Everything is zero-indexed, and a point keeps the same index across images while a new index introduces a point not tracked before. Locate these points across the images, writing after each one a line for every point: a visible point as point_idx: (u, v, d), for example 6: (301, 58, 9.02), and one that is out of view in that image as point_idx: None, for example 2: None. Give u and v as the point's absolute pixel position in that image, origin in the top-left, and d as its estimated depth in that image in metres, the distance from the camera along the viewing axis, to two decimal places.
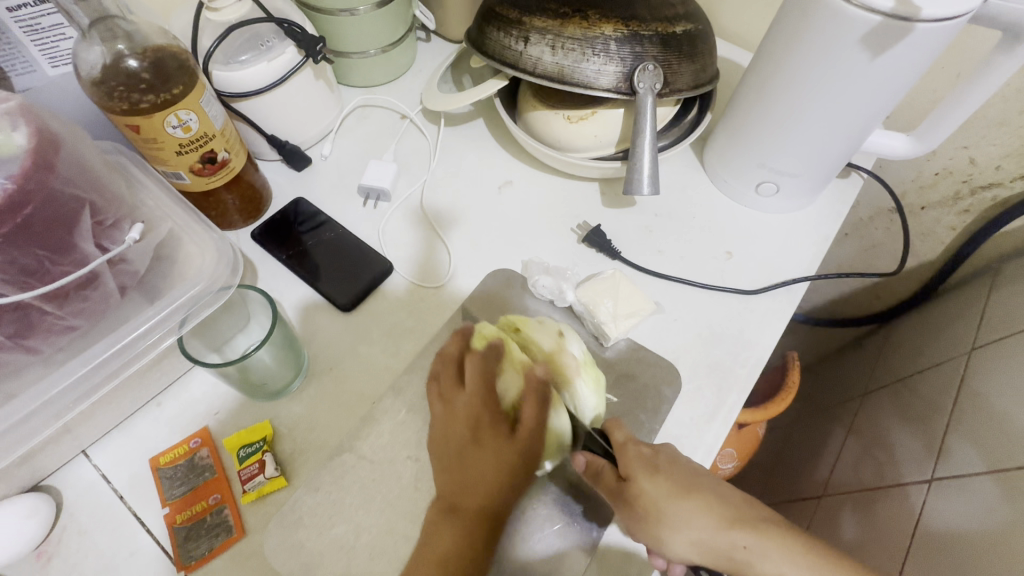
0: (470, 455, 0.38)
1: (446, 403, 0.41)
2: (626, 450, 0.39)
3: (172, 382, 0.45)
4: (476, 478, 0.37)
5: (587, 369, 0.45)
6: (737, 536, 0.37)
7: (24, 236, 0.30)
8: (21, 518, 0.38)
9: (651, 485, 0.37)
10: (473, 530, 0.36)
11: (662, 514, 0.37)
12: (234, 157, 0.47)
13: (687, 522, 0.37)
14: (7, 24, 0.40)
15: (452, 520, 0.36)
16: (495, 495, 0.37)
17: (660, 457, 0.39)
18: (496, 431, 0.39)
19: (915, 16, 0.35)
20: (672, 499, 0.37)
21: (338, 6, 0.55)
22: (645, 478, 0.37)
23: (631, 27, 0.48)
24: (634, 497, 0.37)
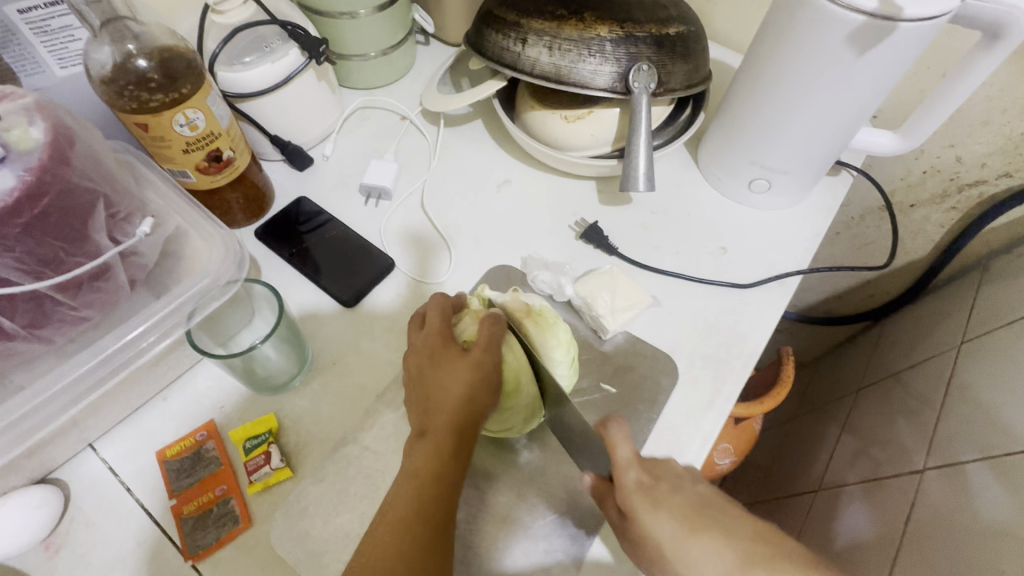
0: (432, 375, 0.38)
1: (413, 342, 0.42)
2: (624, 477, 0.38)
3: (178, 376, 0.46)
4: (442, 397, 0.37)
5: (540, 315, 0.45)
6: None
7: (40, 227, 0.30)
8: (30, 509, 0.38)
9: (653, 520, 0.36)
10: (444, 446, 0.36)
11: (666, 553, 0.35)
12: (239, 156, 0.48)
13: (693, 560, 0.35)
14: (18, 26, 0.41)
15: (423, 442, 0.36)
16: (461, 409, 0.37)
17: (663, 484, 0.38)
18: (452, 355, 0.39)
19: (898, 16, 0.37)
20: (676, 539, 0.35)
21: (340, 10, 0.56)
22: (647, 513, 0.36)
23: (626, 28, 0.49)
24: (637, 534, 0.37)
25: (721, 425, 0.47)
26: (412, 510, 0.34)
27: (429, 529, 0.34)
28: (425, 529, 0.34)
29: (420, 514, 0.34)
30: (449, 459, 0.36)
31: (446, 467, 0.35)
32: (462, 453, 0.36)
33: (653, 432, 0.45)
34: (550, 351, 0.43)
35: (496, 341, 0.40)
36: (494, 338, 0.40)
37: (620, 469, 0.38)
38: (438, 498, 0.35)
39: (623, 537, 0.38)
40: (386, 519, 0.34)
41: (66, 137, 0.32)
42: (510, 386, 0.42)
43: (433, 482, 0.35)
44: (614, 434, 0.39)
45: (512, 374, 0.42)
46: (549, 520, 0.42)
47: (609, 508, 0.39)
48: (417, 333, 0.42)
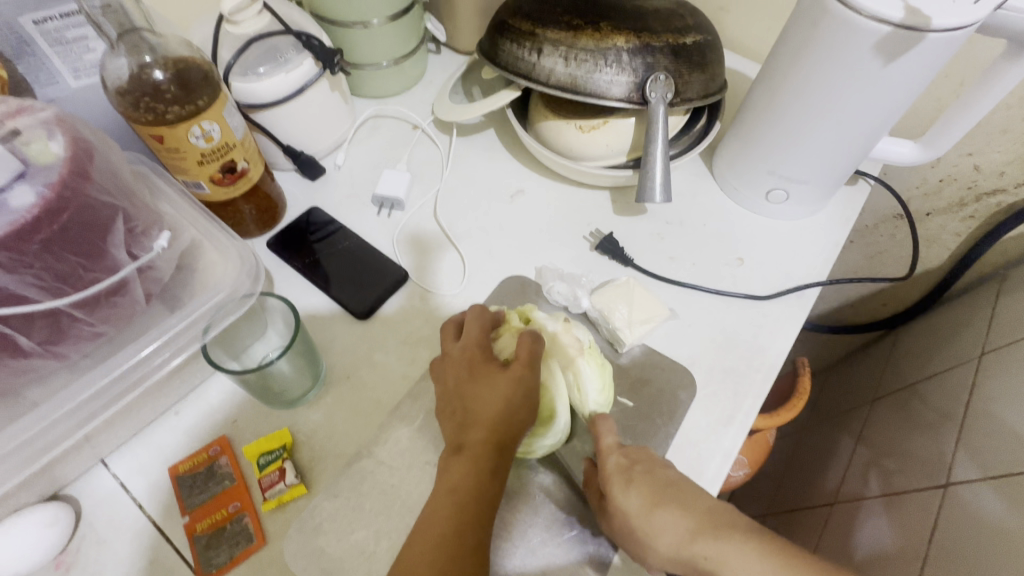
0: (470, 389, 0.38)
1: (447, 354, 0.41)
2: (605, 461, 0.39)
3: (191, 390, 0.45)
4: (481, 411, 0.37)
5: (590, 354, 0.45)
6: (699, 548, 0.35)
7: (59, 243, 0.30)
8: (40, 528, 0.37)
9: (624, 497, 0.37)
10: (482, 461, 0.35)
11: (635, 527, 0.36)
12: (253, 167, 0.48)
13: (656, 532, 0.36)
14: (34, 38, 0.40)
15: (460, 457, 0.35)
16: (501, 424, 0.36)
17: (640, 462, 0.39)
18: (491, 369, 0.39)
19: (925, 26, 0.36)
20: (643, 511, 0.36)
21: (352, 19, 0.56)
22: (620, 492, 0.37)
23: (642, 38, 0.49)
24: (613, 511, 0.38)
25: (741, 440, 0.46)
26: (449, 525, 0.33)
27: (465, 544, 0.33)
28: (463, 546, 0.33)
29: (459, 529, 0.33)
30: (489, 476, 0.35)
31: (481, 482, 0.35)
32: (500, 469, 0.36)
33: (672, 447, 0.45)
34: (589, 385, 0.43)
35: (535, 357, 0.40)
36: (533, 354, 0.40)
37: (603, 452, 0.40)
38: (475, 515, 0.34)
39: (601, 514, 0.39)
40: (422, 531, 0.33)
41: (86, 151, 0.32)
42: (546, 410, 0.42)
43: (471, 497, 0.34)
44: (602, 426, 0.41)
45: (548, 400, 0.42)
46: (569, 537, 0.41)
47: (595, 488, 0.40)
48: (451, 345, 0.42)
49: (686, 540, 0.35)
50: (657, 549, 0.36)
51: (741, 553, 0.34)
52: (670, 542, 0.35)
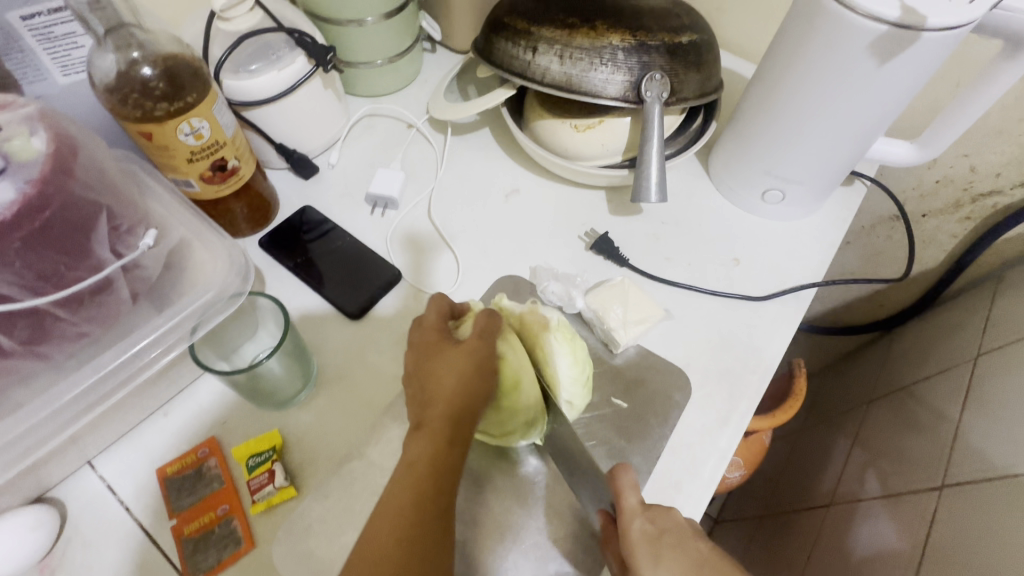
0: (426, 368, 0.37)
1: (410, 341, 0.41)
2: (628, 526, 0.36)
3: (180, 390, 0.45)
4: (435, 387, 0.36)
5: (560, 330, 0.44)
6: None
7: (41, 240, 0.29)
8: (25, 531, 0.37)
9: (653, 572, 0.34)
10: (439, 436, 0.34)
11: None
12: (244, 165, 0.47)
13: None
14: (21, 33, 0.40)
15: (417, 435, 0.35)
16: (456, 399, 0.36)
17: (667, 527, 0.36)
18: (446, 345, 0.38)
19: (921, 25, 0.36)
20: None
21: (346, 17, 0.56)
22: (649, 567, 0.35)
23: (638, 37, 0.48)
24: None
25: (737, 442, 0.45)
26: (409, 503, 0.32)
27: (429, 521, 0.32)
28: (424, 521, 0.32)
29: (419, 506, 0.32)
30: (447, 450, 0.34)
31: (440, 458, 0.34)
32: (457, 443, 0.35)
33: (667, 449, 0.44)
34: (560, 359, 0.43)
35: (489, 331, 0.39)
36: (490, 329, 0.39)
37: (626, 516, 0.36)
38: (436, 491, 0.33)
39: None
40: (383, 512, 0.33)
41: (70, 148, 0.31)
42: (509, 381, 0.41)
43: (428, 474, 0.33)
44: (623, 482, 0.38)
45: (511, 371, 0.41)
46: (562, 539, 0.41)
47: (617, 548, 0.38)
48: (413, 331, 0.41)
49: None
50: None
51: None
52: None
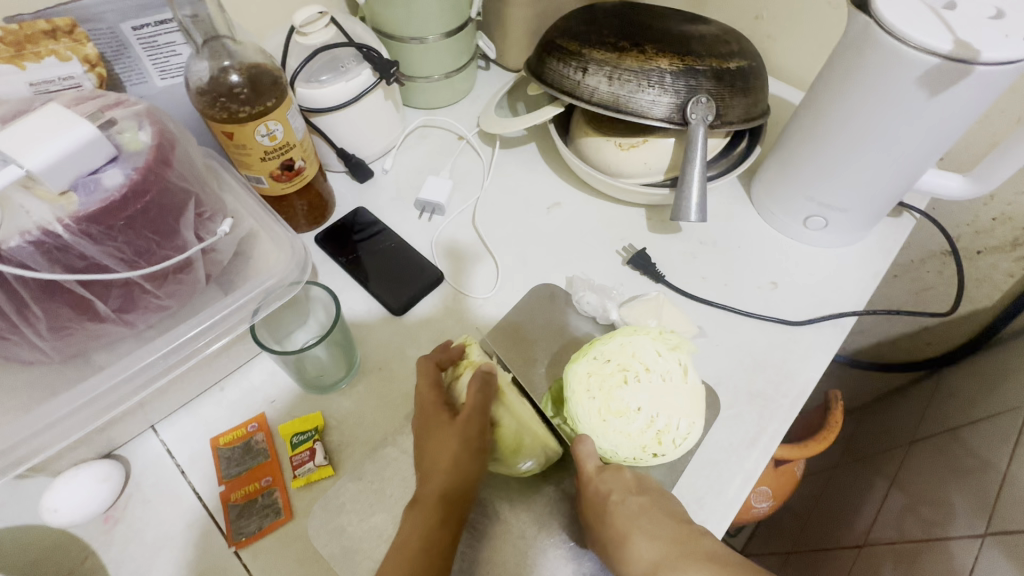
0: (426, 443, 0.40)
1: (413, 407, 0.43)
2: (586, 488, 0.40)
3: (235, 369, 0.48)
4: (432, 462, 0.39)
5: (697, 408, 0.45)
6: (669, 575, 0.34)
7: (141, 222, 0.33)
8: (97, 482, 0.41)
9: (601, 520, 0.38)
10: (432, 513, 0.37)
11: (609, 549, 0.37)
12: (308, 166, 0.51)
13: (627, 554, 0.36)
14: (130, 41, 0.45)
15: (413, 511, 0.37)
16: (449, 477, 0.38)
17: (623, 490, 0.39)
18: (441, 418, 0.40)
19: (975, 59, 0.36)
20: (620, 534, 0.37)
21: (409, 34, 0.60)
22: (599, 517, 0.38)
23: (686, 62, 0.50)
24: (595, 535, 0.38)
25: (764, 465, 0.45)
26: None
27: None
28: None
29: None
30: (438, 528, 0.36)
31: (433, 532, 0.36)
32: (451, 520, 0.37)
33: (692, 464, 0.44)
34: (685, 438, 0.43)
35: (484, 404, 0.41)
36: (484, 402, 0.41)
37: (585, 481, 0.40)
38: (429, 568, 0.35)
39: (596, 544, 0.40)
40: None
41: (169, 141, 0.35)
42: (509, 446, 0.42)
43: (420, 552, 0.35)
44: (581, 451, 0.41)
45: (511, 435, 0.43)
46: (581, 541, 0.42)
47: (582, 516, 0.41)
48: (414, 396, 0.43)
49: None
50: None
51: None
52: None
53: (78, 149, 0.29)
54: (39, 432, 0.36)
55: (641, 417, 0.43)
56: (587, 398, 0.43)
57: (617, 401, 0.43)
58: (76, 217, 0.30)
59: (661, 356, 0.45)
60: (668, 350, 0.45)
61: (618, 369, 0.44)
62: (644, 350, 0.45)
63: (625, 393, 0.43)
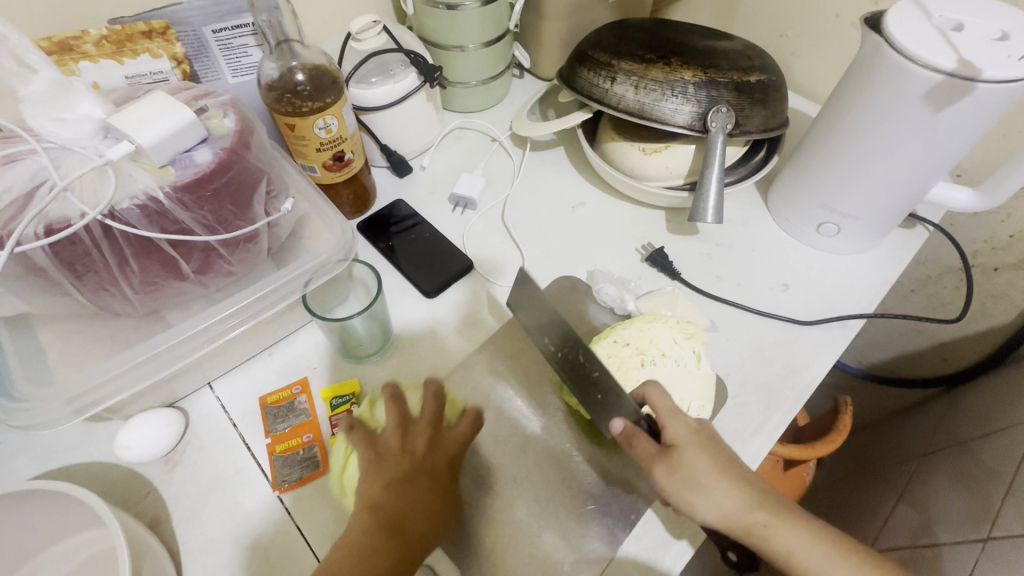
0: (431, 492, 0.43)
1: (422, 435, 0.45)
2: (670, 425, 0.41)
3: (283, 337, 0.53)
4: (432, 514, 0.42)
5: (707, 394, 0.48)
6: (758, 515, 0.40)
7: (223, 194, 0.38)
8: (163, 426, 0.46)
9: (693, 456, 0.40)
10: (408, 559, 0.39)
11: (699, 484, 0.39)
12: (356, 158, 0.56)
13: (718, 494, 0.39)
14: (210, 43, 0.51)
15: (396, 542, 0.39)
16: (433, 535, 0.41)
17: (703, 435, 0.41)
18: (450, 478, 0.44)
19: (977, 77, 0.39)
20: (712, 473, 0.39)
21: (452, 43, 0.66)
22: (689, 452, 0.40)
23: (708, 74, 0.54)
24: (676, 465, 0.40)
25: (768, 451, 0.48)
26: None
27: None
28: None
29: None
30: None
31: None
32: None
33: None
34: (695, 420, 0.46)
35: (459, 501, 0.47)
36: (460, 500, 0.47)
37: (668, 417, 0.41)
38: None
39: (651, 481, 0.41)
40: None
41: (250, 126, 0.40)
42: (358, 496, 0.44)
43: None
44: (654, 392, 0.43)
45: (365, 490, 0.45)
46: (590, 509, 0.45)
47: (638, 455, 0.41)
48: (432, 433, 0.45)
49: (738, 518, 0.39)
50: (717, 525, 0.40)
51: (792, 527, 0.40)
52: (725, 521, 0.40)
53: (181, 128, 0.35)
54: (120, 376, 0.42)
55: None
56: None
57: (633, 381, 0.47)
58: (174, 186, 0.35)
59: (676, 344, 0.48)
60: (685, 339, 0.48)
61: (635, 352, 0.48)
62: (661, 337, 0.48)
63: (641, 374, 0.47)
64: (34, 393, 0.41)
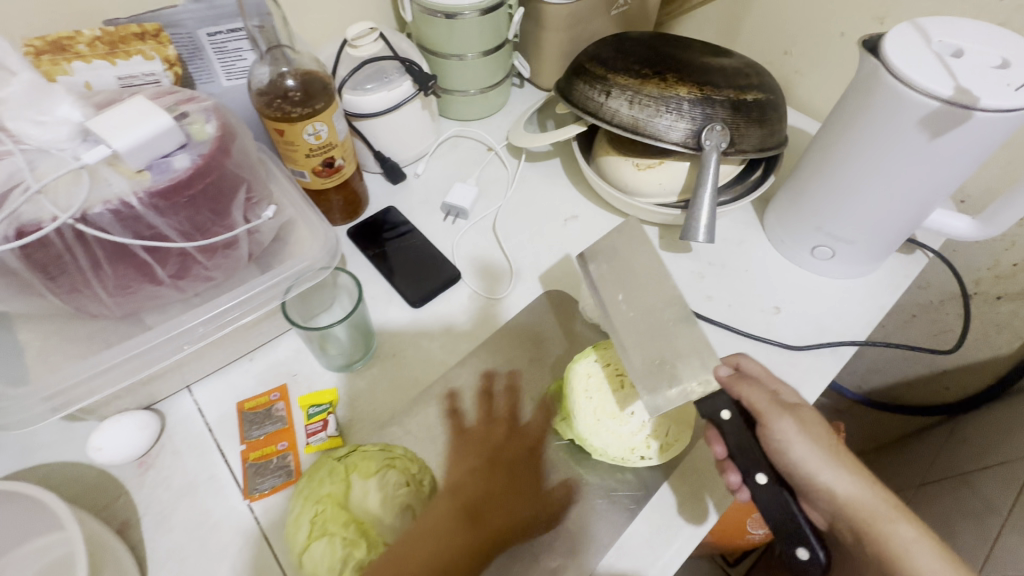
0: (512, 477, 0.46)
1: (506, 423, 0.49)
2: (779, 389, 0.43)
3: (264, 342, 0.53)
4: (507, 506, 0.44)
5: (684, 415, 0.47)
6: (885, 500, 0.39)
7: (199, 201, 0.38)
8: (135, 429, 0.46)
9: (814, 417, 0.41)
10: (481, 544, 0.42)
11: (825, 440, 0.40)
12: (347, 165, 0.56)
13: (843, 458, 0.39)
14: (205, 46, 0.52)
15: (474, 526, 0.42)
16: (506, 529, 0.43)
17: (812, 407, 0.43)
18: (527, 463, 0.47)
19: (973, 105, 0.38)
20: (836, 438, 0.41)
21: (451, 51, 0.65)
22: (809, 412, 0.42)
23: (704, 91, 0.53)
24: (801, 418, 0.40)
25: None
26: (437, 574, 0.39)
27: None
28: None
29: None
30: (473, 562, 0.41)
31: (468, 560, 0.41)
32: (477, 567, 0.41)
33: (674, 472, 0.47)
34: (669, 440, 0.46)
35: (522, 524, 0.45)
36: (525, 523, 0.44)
37: (781, 382, 0.44)
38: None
39: (763, 431, 0.40)
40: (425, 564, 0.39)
41: (231, 133, 0.40)
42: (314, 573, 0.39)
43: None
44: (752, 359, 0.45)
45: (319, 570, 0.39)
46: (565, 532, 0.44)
47: (750, 397, 0.41)
48: (509, 423, 0.49)
49: (861, 493, 0.39)
50: (833, 495, 0.38)
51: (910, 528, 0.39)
52: (846, 493, 0.38)
53: (158, 135, 0.35)
54: (94, 377, 0.41)
55: (634, 420, 0.46)
56: (584, 398, 0.46)
57: (612, 403, 0.46)
58: (148, 191, 0.35)
59: None
60: None
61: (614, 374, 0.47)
62: None
63: (620, 397, 0.46)
64: (9, 391, 0.41)
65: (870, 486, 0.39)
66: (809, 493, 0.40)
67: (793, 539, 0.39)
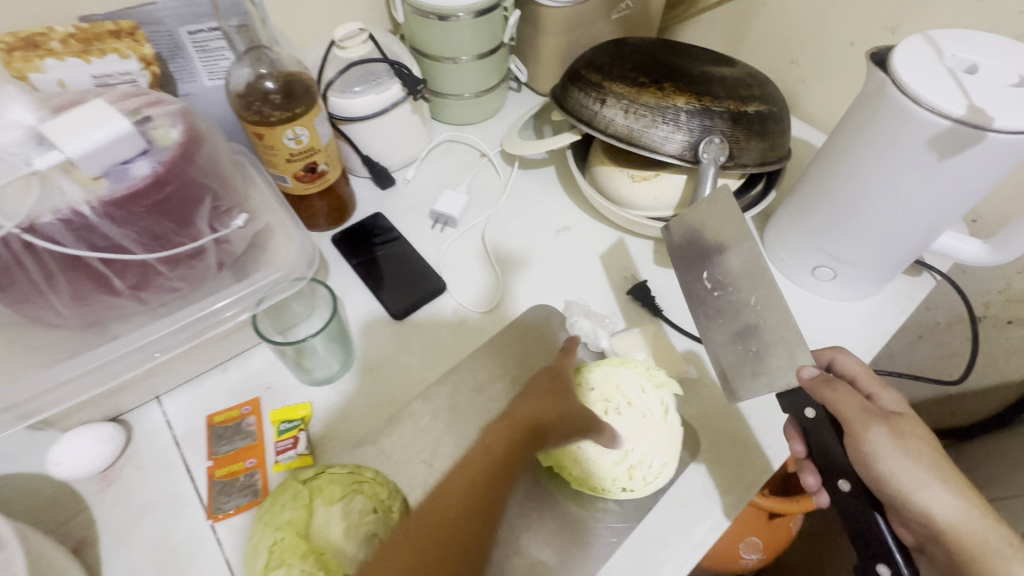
0: (540, 390, 0.43)
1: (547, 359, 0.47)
2: (879, 393, 0.42)
3: (238, 352, 0.51)
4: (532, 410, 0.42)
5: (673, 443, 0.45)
6: (991, 529, 0.36)
7: (159, 210, 0.36)
8: (98, 442, 0.44)
9: (918, 428, 0.39)
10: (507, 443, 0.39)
11: (925, 456, 0.37)
12: (331, 170, 0.54)
13: (943, 477, 0.37)
14: (185, 44, 0.50)
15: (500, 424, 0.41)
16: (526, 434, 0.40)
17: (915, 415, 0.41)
18: (559, 383, 0.44)
19: (987, 126, 0.35)
20: (941, 455, 0.38)
21: (443, 54, 0.63)
22: (912, 422, 0.39)
23: (703, 102, 0.50)
24: (901, 430, 0.38)
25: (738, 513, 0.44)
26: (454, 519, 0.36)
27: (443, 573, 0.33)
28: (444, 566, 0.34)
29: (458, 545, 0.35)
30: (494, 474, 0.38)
31: (483, 476, 0.37)
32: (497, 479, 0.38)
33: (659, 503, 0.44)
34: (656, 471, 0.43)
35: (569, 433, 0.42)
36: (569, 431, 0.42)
37: (883, 387, 0.42)
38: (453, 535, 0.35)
39: (854, 442, 0.39)
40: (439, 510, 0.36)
41: (197, 138, 0.38)
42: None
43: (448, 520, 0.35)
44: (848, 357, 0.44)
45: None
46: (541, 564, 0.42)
47: (841, 404, 0.39)
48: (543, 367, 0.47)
49: (961, 519, 0.37)
50: (929, 516, 0.37)
51: None
52: (944, 516, 0.37)
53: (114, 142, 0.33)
54: (52, 389, 0.40)
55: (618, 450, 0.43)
56: None
57: None
58: (102, 201, 0.34)
59: (644, 393, 0.45)
60: (654, 387, 0.46)
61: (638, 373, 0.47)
62: (628, 384, 0.46)
63: None
64: None
65: (971, 511, 0.37)
66: (901, 511, 0.38)
67: (874, 556, 0.38)
